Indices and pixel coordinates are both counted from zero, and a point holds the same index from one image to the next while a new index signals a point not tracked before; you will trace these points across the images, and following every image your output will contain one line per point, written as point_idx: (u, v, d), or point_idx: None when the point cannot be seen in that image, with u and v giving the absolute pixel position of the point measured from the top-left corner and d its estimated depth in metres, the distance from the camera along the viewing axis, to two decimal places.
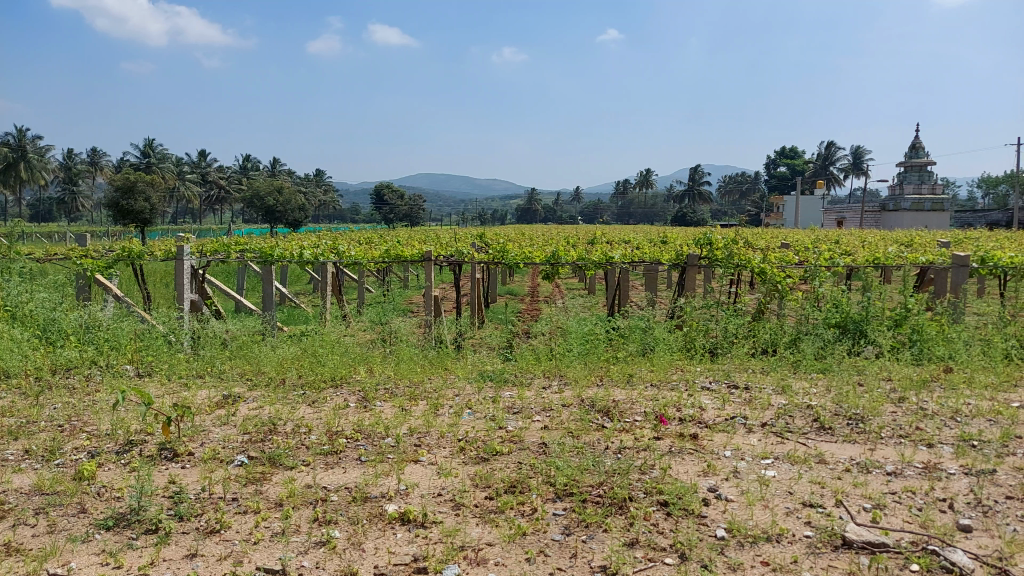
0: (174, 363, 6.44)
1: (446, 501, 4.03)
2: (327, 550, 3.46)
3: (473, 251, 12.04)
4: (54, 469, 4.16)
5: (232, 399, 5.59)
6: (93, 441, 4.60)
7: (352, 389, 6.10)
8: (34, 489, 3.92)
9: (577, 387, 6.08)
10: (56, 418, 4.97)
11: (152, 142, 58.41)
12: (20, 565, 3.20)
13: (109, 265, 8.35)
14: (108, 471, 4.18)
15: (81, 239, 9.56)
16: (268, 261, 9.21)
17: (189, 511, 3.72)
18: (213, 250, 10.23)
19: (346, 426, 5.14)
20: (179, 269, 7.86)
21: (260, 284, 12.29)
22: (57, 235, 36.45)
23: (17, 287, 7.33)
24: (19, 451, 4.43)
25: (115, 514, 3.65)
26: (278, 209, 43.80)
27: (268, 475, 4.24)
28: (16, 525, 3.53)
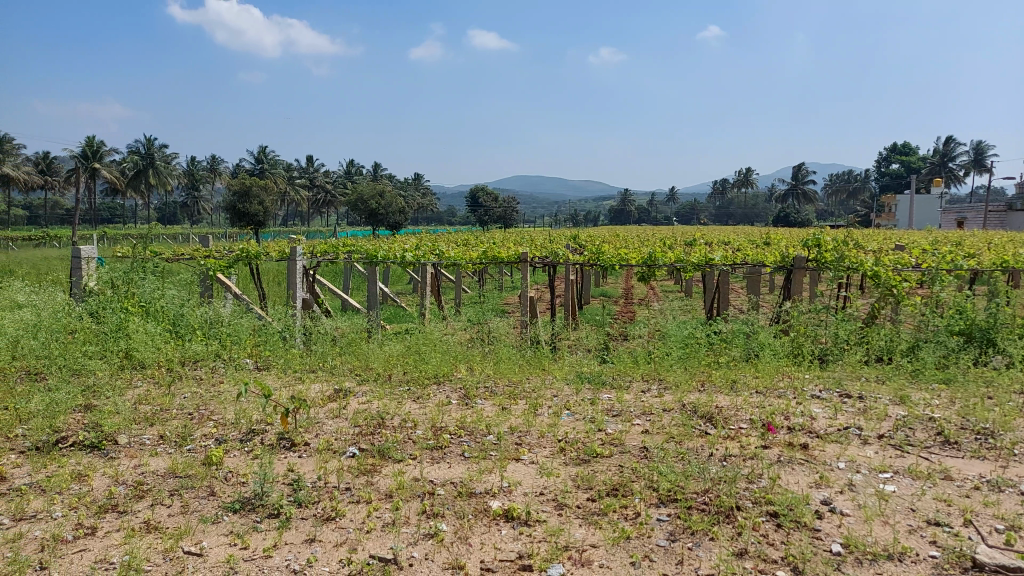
0: (289, 358, 6.80)
1: (549, 501, 4.05)
2: (435, 543, 3.56)
3: (569, 252, 12.03)
4: (186, 454, 4.48)
5: (343, 394, 5.84)
6: (220, 429, 4.92)
7: (454, 386, 6.23)
8: (169, 472, 4.23)
9: (678, 393, 5.96)
10: (185, 407, 5.35)
11: (265, 150, 61.67)
12: (158, 542, 3.46)
13: (229, 265, 8.92)
14: (234, 458, 4.46)
15: (206, 241, 10.24)
16: (372, 262, 9.55)
17: (307, 499, 3.92)
18: (322, 251, 10.71)
19: (449, 422, 5.27)
20: (292, 269, 8.30)
21: (364, 284, 12.76)
22: (181, 235, 39.18)
23: (151, 283, 7.93)
24: (154, 436, 4.79)
25: (241, 498, 3.90)
26: (379, 212, 45.41)
27: (378, 467, 4.41)
28: (154, 505, 3.83)
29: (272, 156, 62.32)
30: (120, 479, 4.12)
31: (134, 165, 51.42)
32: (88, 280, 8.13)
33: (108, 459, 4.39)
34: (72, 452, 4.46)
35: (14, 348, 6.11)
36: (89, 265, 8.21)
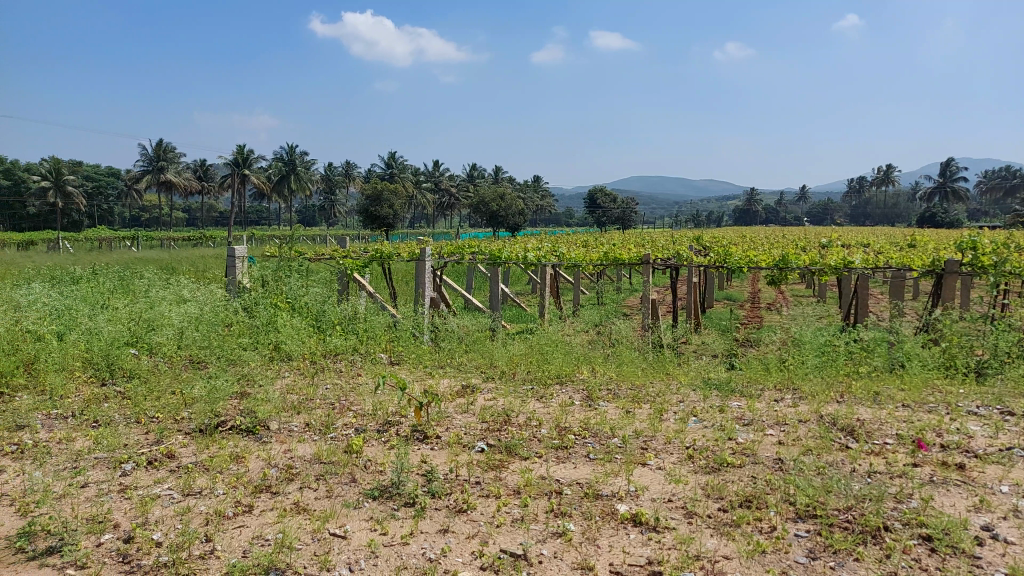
0: (419, 354, 7.08)
1: (679, 508, 3.97)
2: (564, 542, 3.58)
3: (693, 254, 11.72)
4: (329, 441, 4.79)
5: (470, 390, 6.01)
6: (359, 420, 5.21)
7: (577, 387, 6.25)
8: (314, 458, 4.53)
9: (814, 403, 5.66)
10: (328, 397, 5.71)
11: (394, 154, 64.45)
12: (307, 522, 3.71)
13: (363, 264, 9.41)
14: (372, 447, 4.72)
15: (342, 244, 10.86)
16: (495, 263, 9.74)
17: (440, 490, 4.08)
18: (449, 252, 11.07)
19: (574, 423, 5.29)
20: (420, 269, 8.63)
21: (486, 284, 13.05)
22: (318, 236, 41.73)
23: (297, 281, 8.53)
24: (301, 424, 5.15)
25: (379, 487, 4.11)
26: (500, 214, 46.25)
27: (506, 464, 4.50)
28: (303, 488, 4.11)
29: (400, 159, 64.94)
30: (271, 462, 4.45)
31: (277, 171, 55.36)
32: (242, 278, 8.85)
33: (261, 443, 4.76)
34: (230, 435, 4.88)
35: (180, 338, 6.74)
36: (242, 264, 8.95)
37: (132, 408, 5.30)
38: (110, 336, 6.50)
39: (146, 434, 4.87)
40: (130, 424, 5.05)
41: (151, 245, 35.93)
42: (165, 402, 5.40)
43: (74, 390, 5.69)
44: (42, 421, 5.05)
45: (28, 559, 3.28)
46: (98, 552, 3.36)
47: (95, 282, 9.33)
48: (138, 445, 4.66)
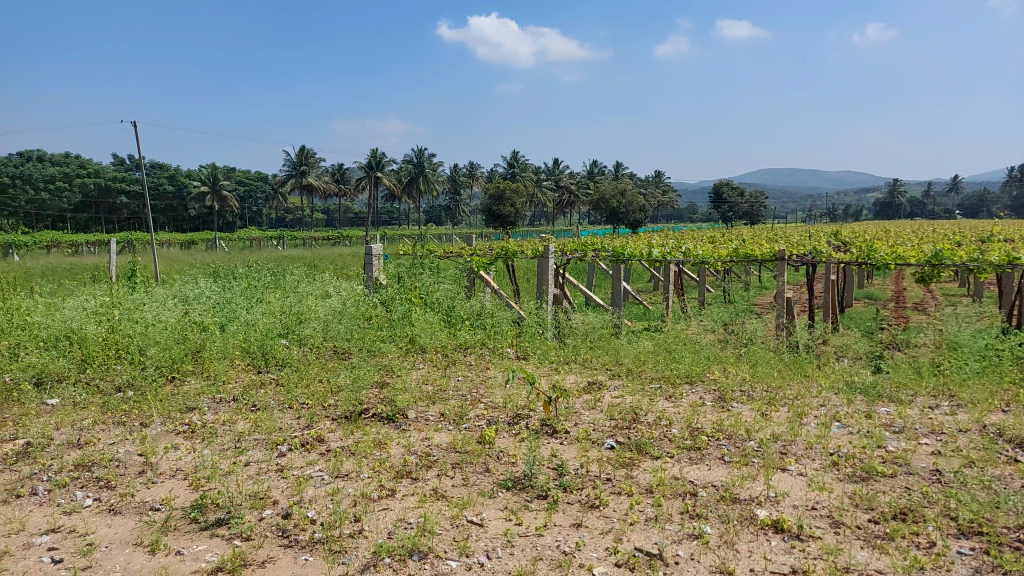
0: (545, 349, 7.15)
1: (823, 517, 3.77)
2: (700, 544, 3.50)
3: (831, 250, 11.05)
4: (463, 432, 4.95)
5: (597, 387, 6.00)
6: (490, 413, 5.36)
7: (708, 387, 6.08)
8: (450, 447, 4.71)
9: (976, 412, 5.18)
10: (460, 390, 5.91)
11: (516, 153, 65.35)
12: (446, 509, 3.85)
13: (489, 261, 9.63)
14: (504, 439, 4.83)
15: (469, 242, 11.16)
16: (619, 260, 9.65)
17: (572, 485, 4.11)
18: (572, 249, 11.09)
19: (706, 423, 5.15)
20: (544, 265, 8.70)
21: (607, 281, 12.96)
22: (444, 234, 43.13)
23: (429, 279, 8.88)
24: (436, 414, 5.36)
25: (512, 479, 4.21)
26: (621, 211, 45.72)
27: (638, 462, 4.46)
28: (440, 475, 4.27)
29: (521, 158, 65.78)
30: (410, 449, 4.66)
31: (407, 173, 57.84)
32: (378, 275, 9.29)
33: (401, 431, 5.00)
34: (372, 422, 5.16)
35: (325, 330, 7.20)
36: (378, 262, 9.39)
37: (284, 394, 5.72)
38: (264, 328, 7.05)
39: (298, 419, 5.25)
40: (283, 408, 5.47)
41: (295, 244, 38.63)
42: (313, 390, 5.79)
43: (235, 376, 6.22)
44: (209, 403, 5.56)
45: (202, 528, 3.63)
46: (261, 526, 3.66)
47: (249, 278, 10.14)
48: (291, 429, 5.02)
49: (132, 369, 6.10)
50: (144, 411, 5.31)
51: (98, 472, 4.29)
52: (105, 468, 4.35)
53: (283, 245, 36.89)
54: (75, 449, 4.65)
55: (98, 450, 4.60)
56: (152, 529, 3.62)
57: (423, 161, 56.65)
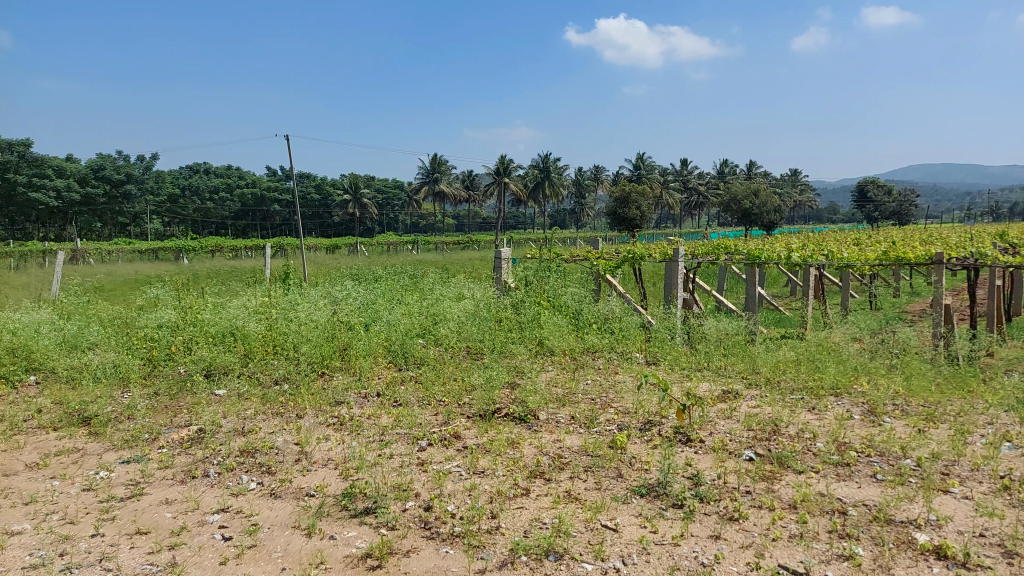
0: (676, 355, 7.01)
1: (995, 546, 3.43)
2: (851, 566, 3.29)
3: (998, 253, 10.01)
4: (594, 436, 4.95)
5: (732, 395, 5.80)
6: (621, 417, 5.34)
7: (855, 400, 5.71)
8: (582, 450, 4.73)
9: None
10: (590, 393, 5.93)
11: (644, 157, 64.57)
12: (580, 511, 3.87)
13: (616, 265, 9.43)
14: (636, 445, 4.79)
15: (595, 244, 11.14)
16: (754, 264, 9.21)
17: (709, 496, 4.00)
18: (704, 252, 10.77)
19: (855, 438, 4.83)
20: (672, 269, 8.51)
21: (740, 285, 12.50)
22: (569, 238, 43.33)
23: (556, 283, 8.98)
24: (567, 416, 5.41)
25: (646, 485, 4.16)
26: (754, 212, 43.94)
27: (779, 475, 4.27)
28: (573, 478, 4.30)
29: (648, 161, 64.90)
30: (543, 450, 4.73)
31: (533, 177, 58.53)
32: (506, 278, 9.55)
33: (533, 432, 5.09)
34: (506, 422, 5.28)
35: (460, 331, 7.46)
36: (507, 265, 9.62)
37: (423, 391, 5.99)
38: (404, 328, 7.42)
39: (436, 415, 5.47)
40: (422, 405, 5.72)
41: (428, 248, 40.46)
42: (449, 388, 6.02)
43: (378, 373, 6.60)
44: (355, 398, 5.92)
45: (351, 516, 3.87)
46: (405, 518, 3.84)
47: (389, 281, 10.69)
48: (429, 424, 5.24)
49: (288, 364, 6.62)
50: (298, 404, 5.73)
51: (260, 458, 4.68)
52: (266, 455, 4.74)
53: (418, 250, 38.46)
54: (240, 436, 5.10)
55: (259, 438, 5.02)
56: (308, 513, 3.90)
57: (548, 166, 57.12)
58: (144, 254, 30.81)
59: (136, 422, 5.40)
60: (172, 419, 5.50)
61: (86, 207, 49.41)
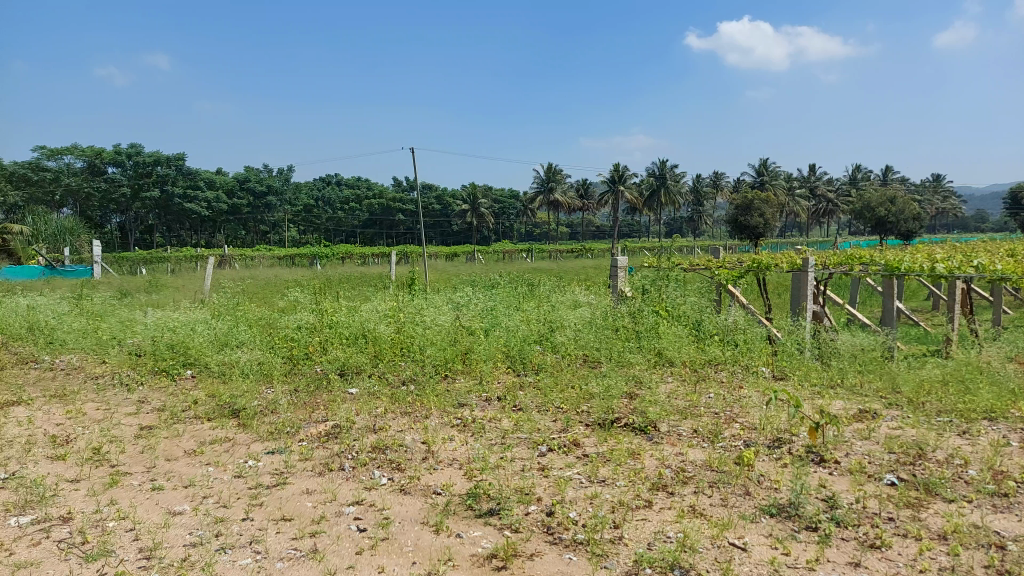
0: (806, 371, 6.68)
1: None
2: None
3: None
4: (719, 450, 4.82)
5: (870, 415, 5.45)
6: (747, 433, 5.16)
7: (1013, 426, 5.21)
8: (706, 464, 4.61)
9: None
10: (713, 406, 5.77)
11: (767, 163, 62.09)
12: (706, 527, 3.78)
13: (739, 275, 8.95)
14: (765, 463, 4.61)
15: (716, 253, 10.79)
16: (892, 275, 8.60)
17: (847, 520, 3.78)
18: (835, 261, 10.16)
19: (1014, 467, 4.41)
20: (801, 280, 8.11)
21: (875, 298, 11.73)
22: (686, 247, 42.39)
23: (675, 293, 8.81)
24: (689, 429, 5.29)
25: (777, 504, 4.00)
26: (889, 220, 41.16)
27: (925, 503, 3.97)
28: (698, 493, 4.20)
29: (771, 167, 62.40)
30: (665, 463, 4.65)
31: (649, 185, 57.65)
32: (623, 288, 9.51)
33: (654, 443, 5.01)
34: (626, 432, 5.24)
35: (577, 338, 7.48)
36: (624, 273, 9.56)
37: (542, 397, 6.05)
38: (523, 334, 7.55)
39: (555, 422, 5.52)
40: (541, 410, 5.79)
41: (543, 256, 40.98)
42: (568, 395, 6.05)
43: (498, 377, 6.73)
44: (477, 401, 6.08)
45: (476, 516, 3.98)
46: (528, 521, 3.90)
47: (507, 288, 10.90)
48: (549, 431, 5.29)
49: (414, 366, 6.90)
50: (423, 405, 5.95)
51: (390, 455, 4.91)
52: (395, 452, 4.96)
53: (536, 259, 38.78)
54: (371, 433, 5.37)
55: (389, 435, 5.26)
56: (435, 511, 4.04)
57: (665, 173, 56.08)
58: (282, 260, 32.95)
59: (279, 416, 5.82)
60: (310, 415, 5.87)
61: (229, 215, 53.67)
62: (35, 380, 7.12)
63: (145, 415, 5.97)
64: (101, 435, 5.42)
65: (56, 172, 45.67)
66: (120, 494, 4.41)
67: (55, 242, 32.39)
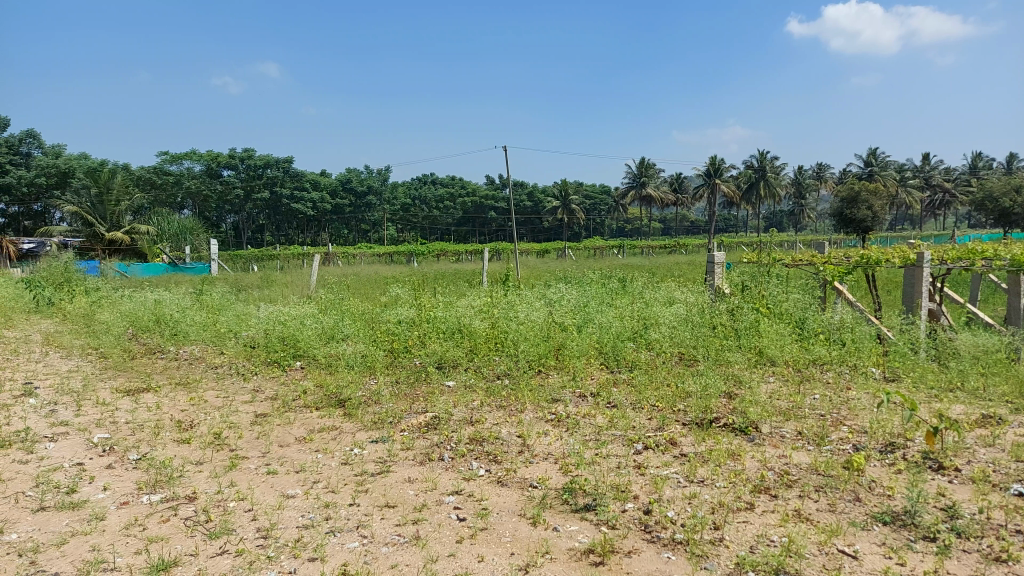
0: (922, 372, 6.29)
1: None
2: None
3: None
4: (826, 454, 4.63)
5: (994, 420, 5.08)
6: (855, 436, 4.94)
7: None
8: (812, 468, 4.44)
9: None
10: (817, 408, 5.55)
11: (876, 153, 58.75)
12: (813, 533, 3.64)
13: (847, 270, 8.45)
14: (876, 468, 4.40)
15: (820, 248, 10.29)
16: (1020, 270, 7.95)
17: (969, 531, 3.55)
18: (954, 255, 9.48)
19: None
20: (915, 276, 7.62)
21: (998, 295, 10.90)
22: (787, 242, 40.73)
23: (776, 290, 8.52)
24: (793, 431, 5.11)
25: (890, 512, 3.81)
26: (1016, 212, 38.11)
27: None
28: (803, 497, 4.05)
29: (880, 156, 59.01)
30: (767, 465, 4.51)
31: (747, 178, 55.74)
32: (720, 284, 9.27)
33: (755, 444, 4.87)
34: (725, 432, 5.12)
35: (673, 336, 7.36)
36: (721, 270, 9.32)
37: (637, 395, 5.99)
38: (616, 331, 7.49)
39: (651, 419, 5.46)
40: (637, 408, 5.74)
41: (636, 252, 40.51)
42: (664, 393, 5.96)
43: (591, 373, 6.72)
44: (571, 396, 6.10)
45: (573, 510, 4.00)
46: (625, 518, 3.89)
47: (599, 284, 10.87)
48: (645, 429, 5.24)
49: (508, 360, 7.00)
50: (518, 399, 6.04)
51: (487, 447, 5.01)
52: (493, 444, 5.06)
53: (628, 254, 38.38)
54: (469, 424, 5.49)
55: (486, 428, 5.36)
56: (533, 503, 4.10)
57: (765, 165, 54.07)
58: (382, 257, 34.05)
59: (382, 406, 6.05)
60: (410, 406, 6.07)
61: (331, 215, 56.01)
62: (162, 369, 7.72)
63: (260, 403, 6.36)
64: (221, 421, 5.82)
65: (178, 176, 49.02)
66: (239, 476, 4.72)
67: (178, 242, 34.86)
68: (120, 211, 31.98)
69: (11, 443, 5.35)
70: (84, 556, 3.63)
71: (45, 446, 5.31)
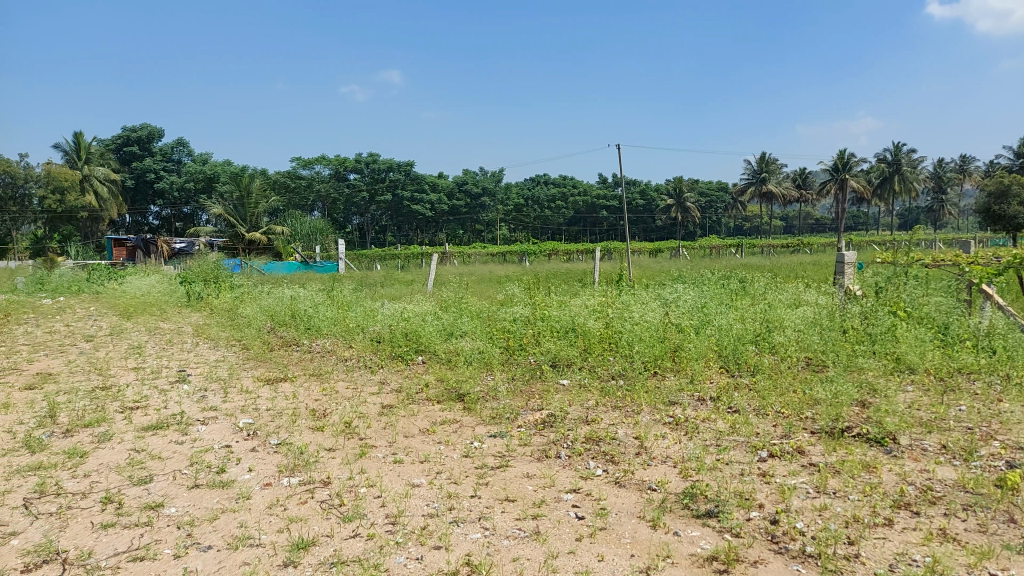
0: None
1: None
2: None
3: None
4: (974, 470, 4.28)
5: None
6: (1009, 452, 4.53)
7: None
8: (958, 484, 4.12)
9: None
10: (964, 421, 5.13)
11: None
12: (960, 553, 3.39)
13: (998, 271, 7.77)
14: None
15: (966, 247, 9.51)
16: None
17: None
18: None
19: None
20: None
21: None
22: (926, 241, 37.79)
23: (914, 293, 7.96)
24: (935, 444, 4.76)
25: None
26: None
27: None
28: (948, 515, 3.77)
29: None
30: (907, 479, 4.23)
31: (879, 172, 52.23)
32: (851, 285, 8.77)
33: (892, 457, 4.58)
34: (858, 443, 4.85)
35: (798, 340, 7.03)
36: (851, 269, 8.83)
37: (760, 400, 5.78)
38: (737, 333, 7.25)
39: (776, 426, 5.26)
40: (760, 414, 5.54)
41: (756, 251, 39.02)
42: (789, 399, 5.72)
43: (710, 376, 6.55)
44: (689, 400, 5.97)
45: (695, 515, 3.93)
46: (750, 527, 3.78)
47: (718, 284, 10.57)
48: (769, 435, 5.05)
49: (623, 362, 6.94)
50: (635, 399, 5.99)
51: (604, 447, 5.00)
52: (609, 444, 5.05)
53: (747, 254, 37.03)
54: (585, 423, 5.51)
55: (602, 428, 5.36)
56: (652, 506, 4.06)
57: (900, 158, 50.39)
58: (497, 257, 34.78)
59: (499, 402, 6.18)
60: (527, 402, 6.17)
61: (447, 215, 57.62)
62: (297, 360, 8.27)
63: (385, 395, 6.67)
64: (351, 411, 6.15)
65: (309, 179, 52.21)
66: (368, 464, 4.97)
67: (308, 242, 37.08)
68: (257, 213, 34.46)
69: (169, 425, 5.91)
70: (233, 531, 3.96)
71: (197, 428, 5.83)
